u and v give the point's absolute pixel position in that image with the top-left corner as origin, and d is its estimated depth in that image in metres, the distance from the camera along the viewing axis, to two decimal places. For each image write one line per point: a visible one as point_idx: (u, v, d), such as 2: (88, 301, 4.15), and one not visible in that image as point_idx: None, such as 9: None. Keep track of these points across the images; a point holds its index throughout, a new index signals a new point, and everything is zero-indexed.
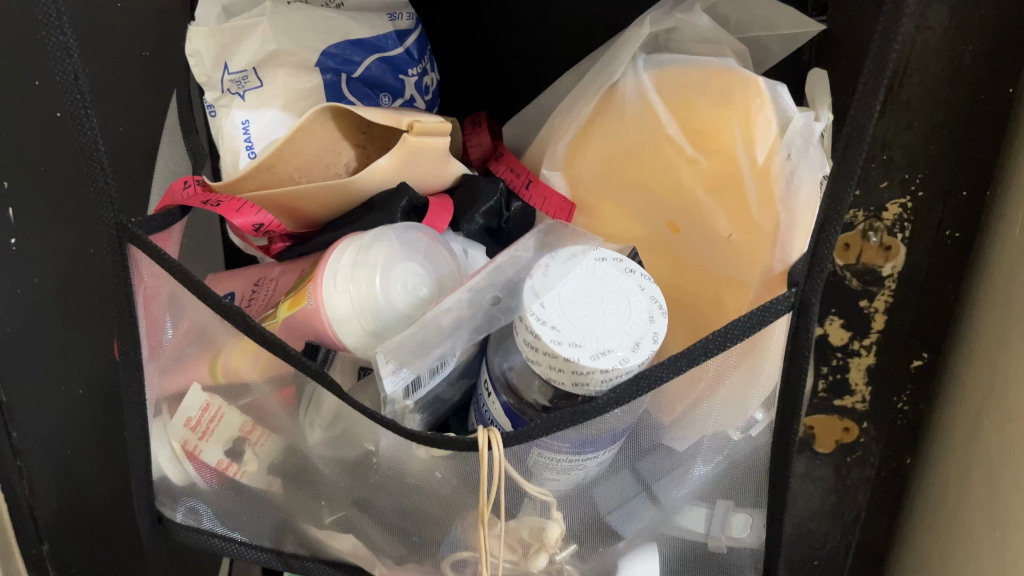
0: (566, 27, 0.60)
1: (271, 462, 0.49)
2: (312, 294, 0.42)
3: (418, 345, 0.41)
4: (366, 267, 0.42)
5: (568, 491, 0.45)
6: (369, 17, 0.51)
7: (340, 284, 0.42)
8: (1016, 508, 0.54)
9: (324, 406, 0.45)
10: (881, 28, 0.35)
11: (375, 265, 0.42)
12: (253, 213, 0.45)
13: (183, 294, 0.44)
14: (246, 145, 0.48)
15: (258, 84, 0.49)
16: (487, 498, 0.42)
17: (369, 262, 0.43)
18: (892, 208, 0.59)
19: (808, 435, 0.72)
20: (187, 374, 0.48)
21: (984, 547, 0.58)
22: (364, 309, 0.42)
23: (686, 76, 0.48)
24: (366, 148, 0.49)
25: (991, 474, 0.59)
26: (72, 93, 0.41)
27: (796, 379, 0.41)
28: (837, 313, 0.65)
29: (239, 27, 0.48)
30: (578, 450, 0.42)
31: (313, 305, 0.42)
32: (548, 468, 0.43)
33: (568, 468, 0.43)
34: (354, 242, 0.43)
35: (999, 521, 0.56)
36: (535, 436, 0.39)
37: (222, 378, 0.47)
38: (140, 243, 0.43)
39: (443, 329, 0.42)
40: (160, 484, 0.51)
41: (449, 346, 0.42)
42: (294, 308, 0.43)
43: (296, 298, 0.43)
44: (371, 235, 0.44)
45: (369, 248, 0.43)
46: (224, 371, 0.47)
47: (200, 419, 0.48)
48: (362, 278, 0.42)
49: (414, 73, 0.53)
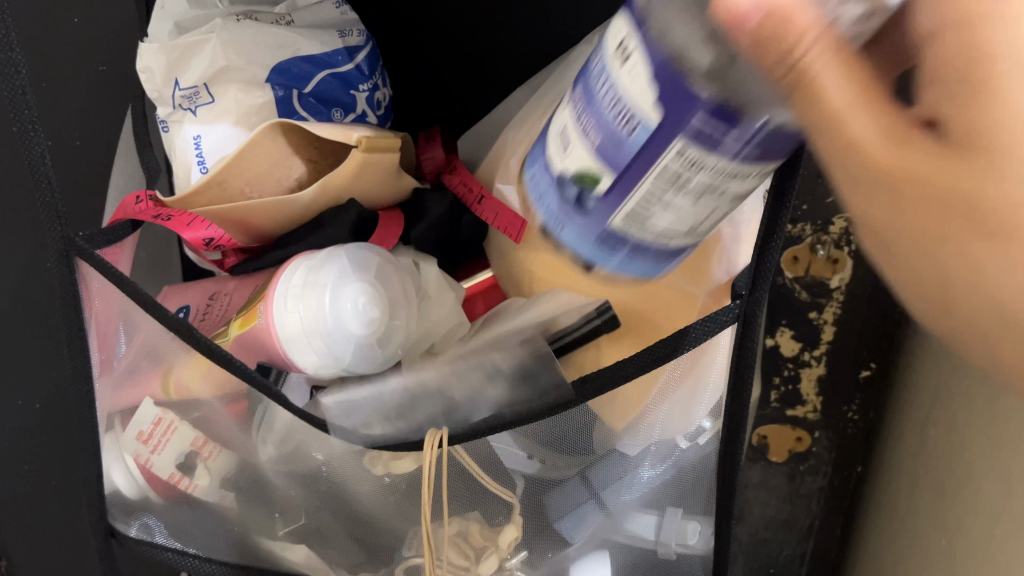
0: (518, 43, 0.62)
1: (224, 477, 0.49)
2: (263, 313, 0.44)
3: (323, 349, 0.43)
4: (315, 287, 0.44)
5: (525, 498, 0.47)
6: (318, 35, 0.52)
7: (290, 303, 0.44)
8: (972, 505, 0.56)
9: (276, 422, 0.45)
10: None
11: (325, 284, 0.44)
12: (202, 227, 0.46)
13: (133, 311, 0.44)
14: (197, 160, 0.49)
15: (210, 100, 0.50)
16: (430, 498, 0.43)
17: (318, 282, 0.44)
18: (838, 222, 0.60)
19: (762, 444, 0.73)
20: (140, 389, 0.48)
21: (942, 546, 0.60)
22: (313, 328, 0.43)
23: None
24: (318, 162, 0.50)
25: (947, 474, 0.61)
26: (20, 108, 0.42)
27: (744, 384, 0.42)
28: (787, 325, 0.66)
29: (189, 44, 0.49)
30: (552, 446, 0.44)
31: (264, 324, 0.44)
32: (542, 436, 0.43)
33: (539, 464, 0.45)
34: (306, 262, 0.45)
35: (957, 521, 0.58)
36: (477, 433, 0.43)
37: (174, 393, 0.47)
38: (89, 256, 0.43)
39: (351, 336, 0.43)
40: (114, 497, 0.51)
41: (359, 353, 0.44)
42: (244, 327, 0.45)
43: (248, 316, 0.45)
44: (322, 256, 0.45)
45: (319, 268, 0.44)
46: (177, 387, 0.47)
47: (152, 432, 0.48)
48: (311, 298, 0.43)
49: (365, 88, 0.54)
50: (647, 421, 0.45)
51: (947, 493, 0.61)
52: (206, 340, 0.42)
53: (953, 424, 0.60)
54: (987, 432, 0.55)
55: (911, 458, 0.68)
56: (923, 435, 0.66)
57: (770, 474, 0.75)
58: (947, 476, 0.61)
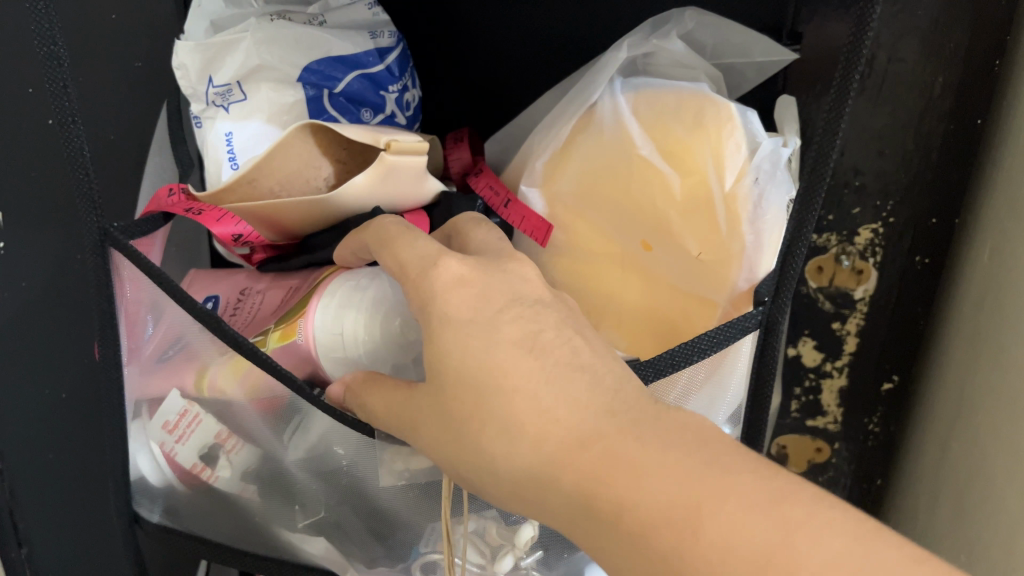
0: (546, 50, 0.62)
1: (245, 471, 0.50)
2: (302, 327, 0.46)
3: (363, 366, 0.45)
4: (353, 305, 0.46)
5: None
6: (350, 35, 0.53)
7: (328, 321, 0.46)
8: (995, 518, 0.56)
9: (305, 419, 0.46)
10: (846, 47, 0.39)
11: (363, 304, 0.46)
12: (232, 224, 0.47)
13: (163, 301, 0.46)
14: (228, 157, 0.50)
15: (242, 97, 0.51)
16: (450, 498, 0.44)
17: (356, 302, 0.46)
18: (863, 233, 0.60)
19: (781, 454, 0.73)
20: (172, 377, 0.49)
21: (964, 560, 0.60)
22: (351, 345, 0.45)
23: (661, 100, 0.49)
24: (347, 163, 0.51)
25: (968, 489, 0.61)
26: (61, 101, 0.43)
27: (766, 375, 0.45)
28: (810, 334, 0.66)
29: (224, 42, 0.50)
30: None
31: (303, 338, 0.46)
32: None
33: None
34: (343, 283, 0.47)
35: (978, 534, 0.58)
36: None
37: (207, 391, 0.48)
38: (122, 247, 0.44)
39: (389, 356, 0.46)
40: (139, 484, 0.52)
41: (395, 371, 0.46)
42: (283, 339, 0.47)
43: (285, 330, 0.47)
44: (360, 277, 0.47)
45: (357, 289, 0.46)
46: (210, 385, 0.48)
47: (177, 423, 0.49)
48: (349, 315, 0.46)
49: (395, 89, 0.55)
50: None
51: (967, 504, 0.61)
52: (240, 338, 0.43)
53: (974, 439, 0.60)
54: (1009, 442, 0.55)
55: (931, 473, 0.68)
56: (944, 450, 0.66)
57: None
58: (968, 487, 0.61)
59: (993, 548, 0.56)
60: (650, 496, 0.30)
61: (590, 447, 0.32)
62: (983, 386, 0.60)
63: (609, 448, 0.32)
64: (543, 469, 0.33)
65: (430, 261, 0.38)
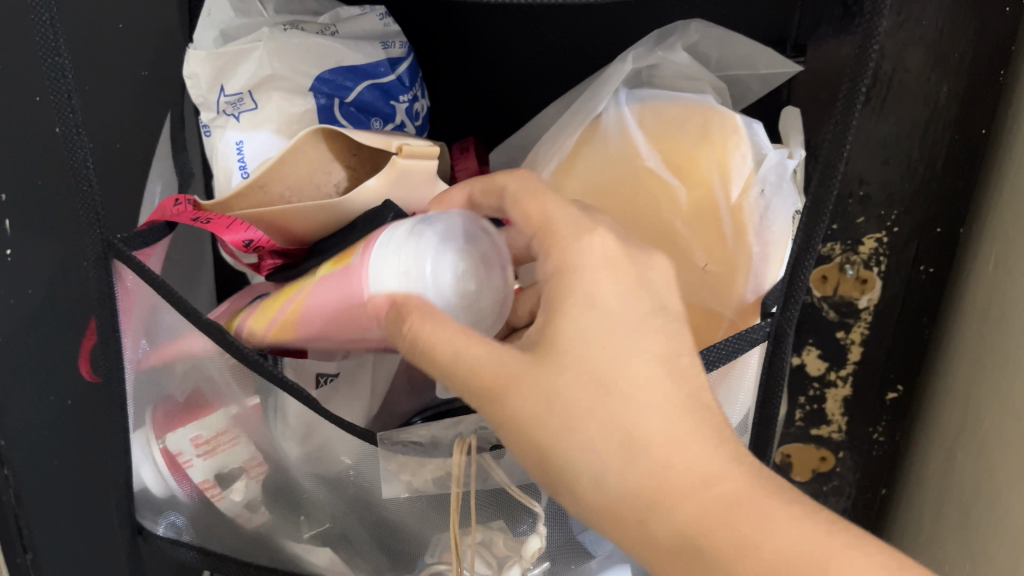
0: (554, 61, 0.62)
1: (258, 498, 0.51)
2: (359, 256, 0.43)
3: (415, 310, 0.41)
4: (420, 241, 0.41)
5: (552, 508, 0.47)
6: (361, 45, 0.53)
7: (390, 251, 0.42)
8: (1000, 528, 0.56)
9: (290, 415, 0.46)
10: (854, 58, 0.40)
11: (430, 244, 0.41)
12: (243, 230, 0.46)
13: (165, 306, 0.46)
14: (239, 165, 0.49)
15: (253, 106, 0.51)
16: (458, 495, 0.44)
17: (424, 239, 0.41)
18: (868, 242, 0.61)
19: (785, 463, 0.73)
20: (179, 351, 0.48)
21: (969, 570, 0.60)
22: (407, 282, 0.41)
23: (666, 111, 0.50)
24: (357, 170, 0.51)
25: (974, 498, 0.61)
26: (66, 112, 0.43)
27: (775, 383, 0.45)
28: (814, 343, 0.66)
29: (236, 52, 0.50)
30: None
31: (357, 266, 0.43)
32: None
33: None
34: (417, 218, 0.43)
35: (983, 544, 0.58)
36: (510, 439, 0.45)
37: (259, 334, 0.48)
38: (125, 258, 0.45)
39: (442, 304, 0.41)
40: (142, 495, 0.52)
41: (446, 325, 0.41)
42: (337, 267, 0.44)
43: (341, 258, 0.45)
44: (438, 217, 0.43)
45: (429, 226, 0.42)
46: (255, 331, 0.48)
47: (210, 439, 0.50)
48: (414, 249, 0.41)
49: (406, 99, 0.55)
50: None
51: (972, 513, 0.61)
52: (246, 350, 0.45)
53: (979, 449, 0.60)
54: (1014, 451, 0.55)
55: (936, 482, 0.68)
56: (949, 461, 0.66)
57: None
58: (972, 497, 0.61)
59: (999, 559, 0.56)
60: (744, 526, 0.33)
61: (712, 485, 0.34)
62: (988, 396, 0.60)
63: (730, 492, 0.34)
64: (633, 470, 0.35)
65: (579, 232, 0.39)
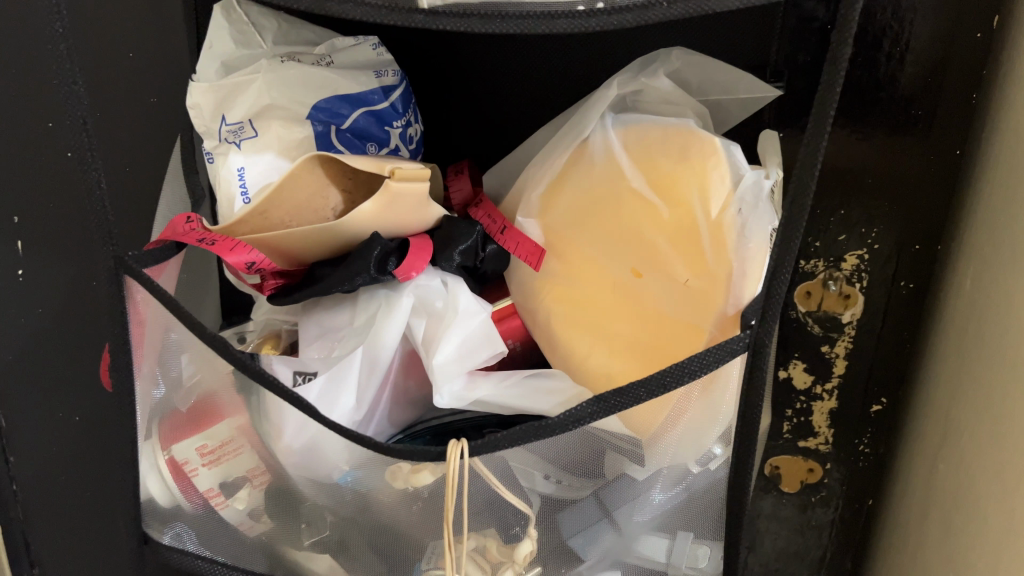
0: (543, 88, 0.64)
1: (258, 506, 0.53)
2: None
3: None
4: None
5: (543, 509, 0.49)
6: (355, 75, 0.55)
7: None
8: (983, 544, 0.57)
9: (274, 416, 0.48)
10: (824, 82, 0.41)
11: None
12: (246, 252, 0.49)
13: (172, 320, 0.49)
14: (241, 191, 0.52)
15: (253, 135, 0.53)
16: (451, 504, 0.46)
17: None
18: (850, 259, 0.63)
19: (774, 475, 0.74)
20: None
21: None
22: None
23: (649, 134, 0.52)
24: (353, 193, 0.54)
25: (958, 513, 0.62)
26: (81, 136, 0.46)
27: (755, 407, 0.45)
28: (800, 357, 0.67)
29: (236, 83, 0.53)
30: (568, 467, 0.47)
31: None
32: (540, 460, 0.46)
33: (556, 484, 0.48)
34: None
35: (967, 558, 0.60)
36: (502, 446, 0.45)
37: None
38: (135, 274, 0.48)
39: None
40: (148, 506, 0.55)
41: None
42: None
43: None
44: None
45: None
46: None
47: (215, 448, 0.52)
48: None
49: (399, 125, 0.57)
50: (664, 440, 0.48)
51: (955, 523, 0.62)
52: (239, 353, 0.47)
53: (960, 460, 0.62)
54: (996, 469, 0.56)
55: (921, 494, 0.69)
56: (932, 472, 0.67)
57: (781, 506, 0.75)
58: (956, 511, 0.62)
59: (980, 568, 0.57)
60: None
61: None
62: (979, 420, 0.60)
63: None
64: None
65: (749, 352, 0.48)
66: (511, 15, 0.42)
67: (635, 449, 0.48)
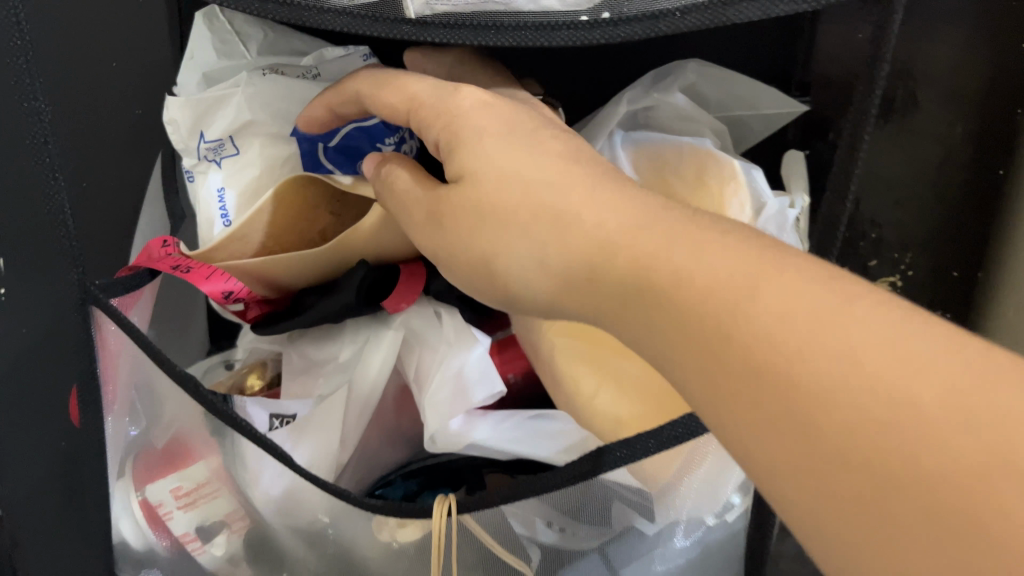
0: None
1: (237, 550, 0.49)
2: None
3: None
4: None
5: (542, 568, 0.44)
6: (345, 87, 0.51)
7: None
8: None
9: (249, 462, 0.45)
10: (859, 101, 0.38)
11: None
12: (222, 280, 0.45)
13: (142, 358, 0.45)
14: (221, 214, 0.49)
15: (234, 152, 0.50)
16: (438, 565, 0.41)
17: None
18: None
19: None
20: None
21: None
22: None
23: (664, 155, 0.47)
24: (341, 215, 0.51)
25: None
26: (43, 155, 0.43)
27: None
28: None
29: (215, 97, 0.48)
30: (574, 514, 0.42)
31: None
32: (540, 515, 0.42)
33: (559, 532, 0.43)
34: None
35: None
36: (494, 501, 0.41)
37: None
38: (103, 305, 0.44)
39: None
40: (120, 547, 0.51)
41: None
42: None
43: None
44: None
45: None
46: None
47: (191, 490, 0.48)
48: None
49: (393, 143, 0.49)
50: (680, 491, 0.43)
51: None
52: (208, 394, 0.43)
53: None
54: None
55: None
56: None
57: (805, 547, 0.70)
58: None
59: None
60: None
61: None
62: None
63: None
64: None
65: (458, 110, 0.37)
66: (507, 26, 0.38)
67: (645, 502, 0.43)
